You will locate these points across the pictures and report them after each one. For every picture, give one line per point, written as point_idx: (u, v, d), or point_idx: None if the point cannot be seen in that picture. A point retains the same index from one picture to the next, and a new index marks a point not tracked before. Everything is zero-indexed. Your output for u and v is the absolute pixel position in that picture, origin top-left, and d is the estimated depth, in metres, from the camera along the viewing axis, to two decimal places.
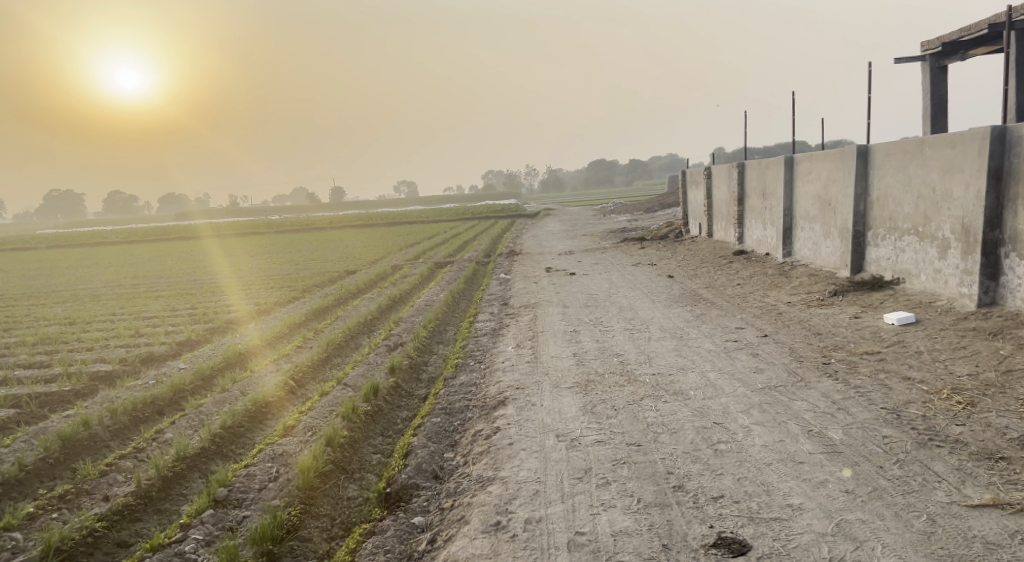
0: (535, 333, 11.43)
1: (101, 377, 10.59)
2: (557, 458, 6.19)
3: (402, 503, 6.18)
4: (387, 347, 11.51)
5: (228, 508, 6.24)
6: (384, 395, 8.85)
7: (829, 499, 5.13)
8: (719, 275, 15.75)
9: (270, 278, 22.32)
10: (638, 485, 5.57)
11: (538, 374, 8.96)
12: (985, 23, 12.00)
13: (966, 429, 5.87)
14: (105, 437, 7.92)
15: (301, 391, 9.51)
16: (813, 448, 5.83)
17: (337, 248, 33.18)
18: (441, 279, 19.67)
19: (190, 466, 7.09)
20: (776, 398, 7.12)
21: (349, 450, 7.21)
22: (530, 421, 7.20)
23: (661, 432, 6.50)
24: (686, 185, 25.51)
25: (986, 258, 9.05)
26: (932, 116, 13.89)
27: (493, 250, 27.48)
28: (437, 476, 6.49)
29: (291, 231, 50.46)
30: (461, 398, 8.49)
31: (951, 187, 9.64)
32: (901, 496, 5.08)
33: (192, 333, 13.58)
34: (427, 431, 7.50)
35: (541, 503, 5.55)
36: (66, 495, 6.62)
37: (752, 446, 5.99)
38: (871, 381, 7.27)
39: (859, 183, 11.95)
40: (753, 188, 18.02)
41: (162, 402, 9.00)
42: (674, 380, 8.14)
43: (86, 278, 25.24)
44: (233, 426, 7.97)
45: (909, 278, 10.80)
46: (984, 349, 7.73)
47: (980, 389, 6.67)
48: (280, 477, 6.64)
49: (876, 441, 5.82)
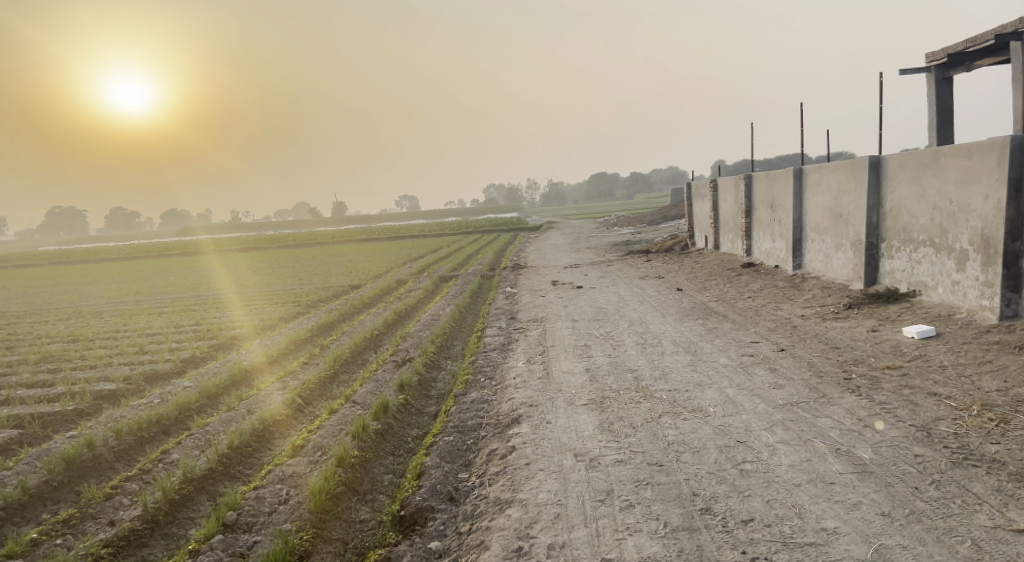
0: (545, 348, 11.24)
1: (105, 397, 10.42)
2: (576, 479, 5.99)
3: (417, 527, 5.96)
4: (395, 363, 11.31)
5: (238, 532, 6.05)
6: (394, 412, 8.66)
7: (865, 522, 4.93)
8: (729, 288, 15.57)
9: (273, 293, 22.20)
10: (664, 508, 5.38)
11: (552, 390, 8.77)
12: (992, 34, 11.82)
13: (1002, 449, 5.67)
14: (110, 459, 7.75)
15: (308, 409, 9.33)
16: (842, 467, 5.64)
17: (340, 262, 33.06)
18: (447, 293, 19.51)
19: (197, 488, 6.91)
20: (799, 414, 6.92)
21: (360, 471, 7.02)
22: (546, 440, 7.01)
23: (683, 451, 6.31)
24: (692, 197, 25.36)
25: (1008, 270, 8.87)
26: (940, 128, 13.76)
27: (497, 263, 27.32)
28: (452, 498, 6.27)
29: (292, 245, 50.28)
30: (473, 416, 8.30)
31: (969, 198, 9.49)
32: (941, 520, 4.88)
33: (196, 350, 13.41)
34: (439, 450, 7.30)
35: (563, 528, 5.35)
36: (70, 520, 6.44)
37: (779, 466, 5.80)
38: (896, 397, 7.07)
39: (871, 194, 11.80)
40: (761, 201, 17.86)
41: (167, 421, 8.83)
42: (691, 396, 7.94)
43: (88, 294, 25.12)
44: (240, 446, 7.79)
45: (926, 290, 10.63)
46: (1011, 364, 7.54)
47: (1011, 406, 6.47)
48: (290, 500, 6.46)
49: (908, 460, 5.63)
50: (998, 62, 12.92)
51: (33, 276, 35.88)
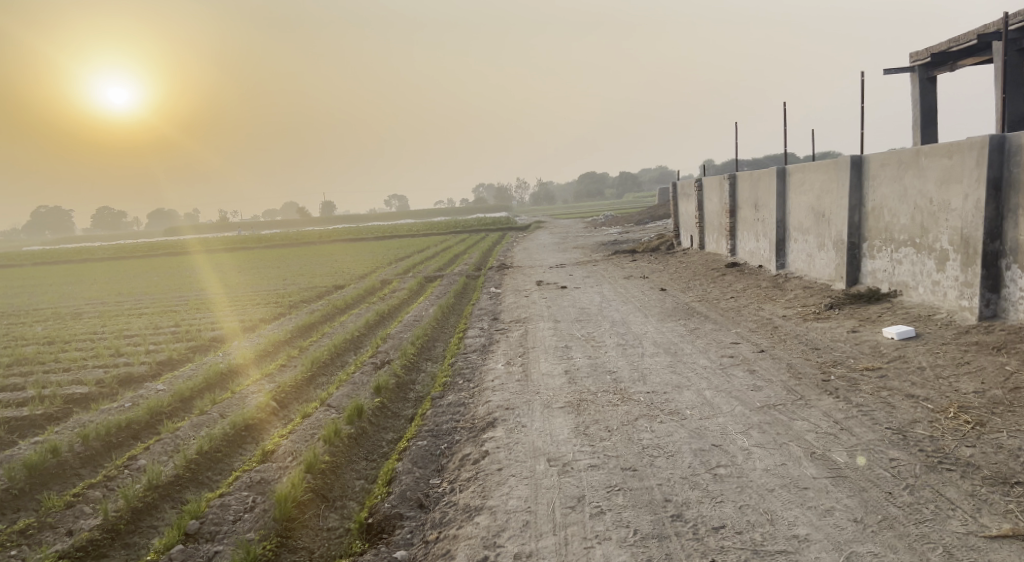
0: (526, 350, 11.13)
1: (76, 400, 10.22)
2: (548, 485, 5.87)
3: (384, 535, 5.83)
4: (373, 365, 11.17)
5: (200, 542, 5.90)
6: (369, 416, 8.50)
7: (837, 529, 4.84)
8: (712, 288, 15.47)
9: (256, 294, 21.95)
10: (635, 515, 5.27)
11: (529, 393, 8.64)
12: (975, 34, 11.80)
13: (978, 452, 5.60)
14: (75, 465, 7.57)
15: (284, 413, 9.18)
16: (817, 472, 5.55)
17: (325, 262, 32.83)
18: (431, 294, 19.34)
19: (162, 495, 6.75)
20: (776, 417, 6.83)
21: (330, 477, 6.87)
22: (520, 444, 6.89)
23: (658, 456, 6.20)
24: (678, 196, 25.27)
25: (987, 270, 8.82)
26: (923, 127, 13.74)
27: (483, 263, 27.13)
28: (422, 505, 6.14)
29: (278, 245, 49.90)
30: (449, 419, 8.18)
31: (949, 198, 9.43)
32: (913, 526, 4.79)
33: (173, 352, 13.17)
34: (412, 455, 7.16)
35: (531, 536, 5.24)
36: (28, 530, 6.27)
37: (753, 470, 5.70)
38: (874, 399, 7.00)
39: (853, 194, 11.74)
40: (746, 201, 17.78)
41: (138, 425, 8.65)
42: (669, 398, 7.84)
43: (67, 295, 24.74)
44: (210, 451, 7.62)
45: (906, 291, 10.58)
46: (988, 365, 7.49)
47: (988, 408, 6.41)
48: (256, 508, 6.32)
49: (883, 464, 5.54)
50: (981, 62, 12.89)
51: (16, 277, 35.46)
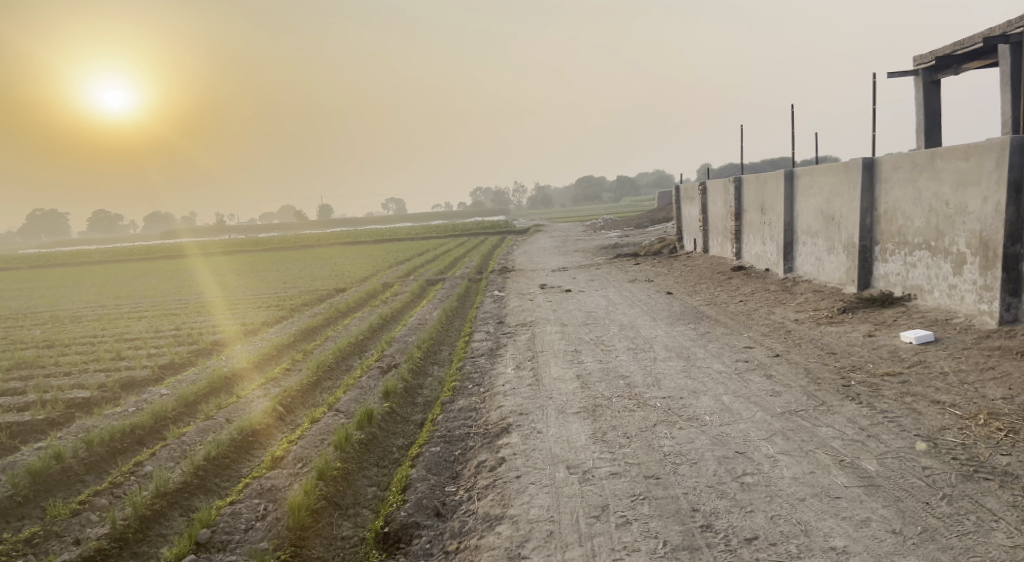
0: (535, 353, 10.96)
1: (77, 405, 10.02)
2: (569, 494, 5.72)
3: (402, 545, 5.67)
4: (380, 368, 11.00)
5: (211, 552, 5.74)
6: (379, 421, 8.32)
7: (876, 541, 4.73)
8: (719, 292, 15.29)
9: (257, 296, 21.76)
10: (663, 525, 5.14)
11: (542, 398, 8.47)
12: (981, 36, 11.70)
13: (1014, 460, 5.47)
14: (80, 471, 7.39)
15: (291, 417, 9.01)
16: (848, 480, 5.41)
17: (326, 265, 32.55)
18: (434, 297, 19.14)
19: (170, 503, 6.57)
20: (799, 423, 6.67)
21: (342, 483, 6.69)
22: (538, 451, 6.73)
23: (681, 463, 6.04)
24: (680, 199, 25.13)
25: (1007, 274, 8.70)
26: (931, 130, 13.62)
27: (484, 266, 26.95)
28: (439, 513, 5.97)
29: (278, 248, 49.73)
30: (461, 425, 8.01)
31: (967, 200, 9.30)
32: (956, 538, 4.68)
33: (175, 355, 12.99)
34: (425, 462, 6.99)
35: (557, 547, 5.11)
36: (33, 539, 6.11)
37: (782, 479, 5.55)
38: (898, 405, 6.84)
39: (864, 197, 11.59)
40: (752, 204, 17.62)
41: (142, 430, 8.45)
42: (686, 404, 7.68)
43: (65, 298, 24.52)
44: (217, 456, 7.45)
45: (921, 294, 10.44)
46: (1014, 370, 7.35)
47: (1018, 414, 6.27)
48: (268, 516, 6.16)
49: (916, 473, 5.40)
50: (988, 65, 12.79)
51: (13, 281, 35.08)
